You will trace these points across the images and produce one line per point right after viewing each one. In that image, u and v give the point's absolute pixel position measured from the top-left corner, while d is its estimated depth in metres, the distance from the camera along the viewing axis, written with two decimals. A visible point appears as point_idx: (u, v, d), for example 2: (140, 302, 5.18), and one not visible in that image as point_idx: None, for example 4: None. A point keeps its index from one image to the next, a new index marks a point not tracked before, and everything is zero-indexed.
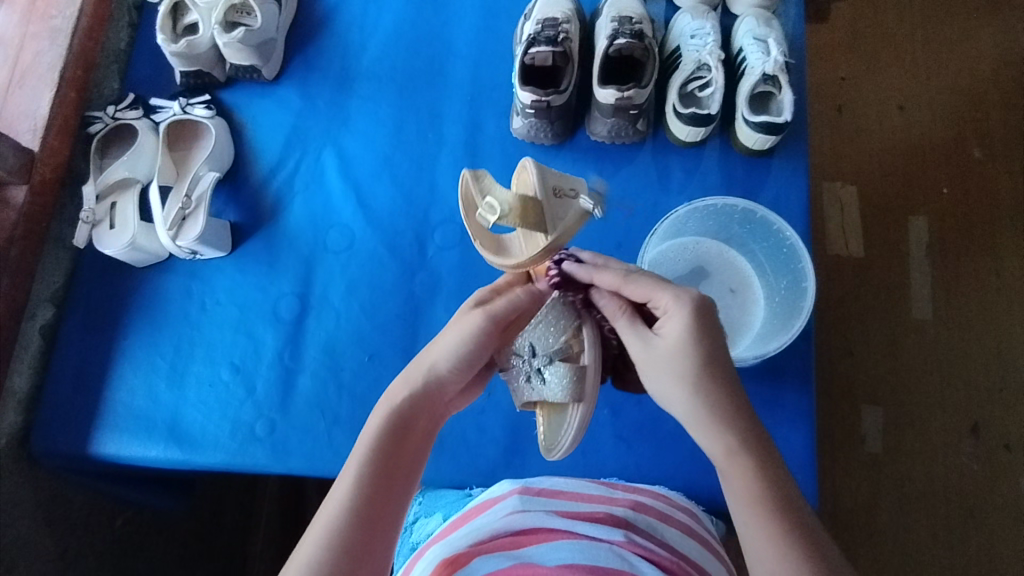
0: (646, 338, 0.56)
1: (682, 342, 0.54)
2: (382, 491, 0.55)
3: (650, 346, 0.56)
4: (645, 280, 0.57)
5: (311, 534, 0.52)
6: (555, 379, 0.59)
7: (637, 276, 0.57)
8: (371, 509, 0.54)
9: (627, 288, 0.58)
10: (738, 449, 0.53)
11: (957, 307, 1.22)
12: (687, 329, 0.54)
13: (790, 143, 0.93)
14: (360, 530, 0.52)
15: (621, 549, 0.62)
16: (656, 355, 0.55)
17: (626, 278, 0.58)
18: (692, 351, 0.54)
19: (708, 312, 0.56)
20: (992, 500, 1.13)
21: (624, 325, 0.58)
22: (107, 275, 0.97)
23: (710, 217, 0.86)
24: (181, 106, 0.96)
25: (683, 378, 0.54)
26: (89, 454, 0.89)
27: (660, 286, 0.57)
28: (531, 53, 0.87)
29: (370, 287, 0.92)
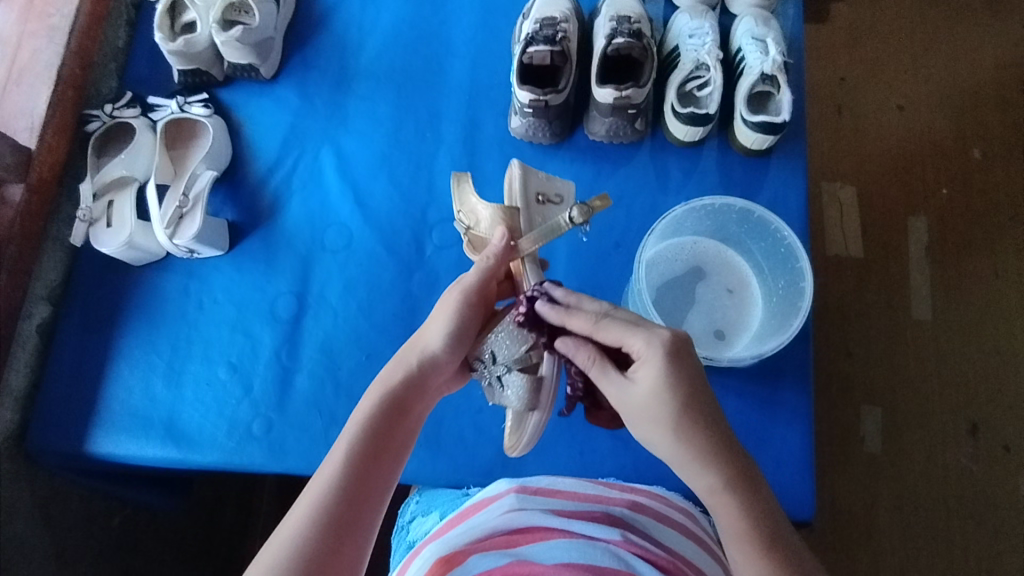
0: (619, 385, 0.56)
1: (654, 392, 0.54)
2: (364, 476, 0.54)
3: (625, 392, 0.56)
4: (616, 325, 0.56)
5: (296, 508, 0.52)
6: (517, 390, 0.62)
7: (608, 321, 0.56)
8: (358, 487, 0.54)
9: (600, 333, 0.57)
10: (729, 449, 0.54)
11: (956, 308, 1.22)
12: (662, 376, 0.54)
13: (788, 143, 0.93)
14: (348, 501, 0.53)
15: (617, 547, 0.62)
16: (630, 401, 0.55)
17: (597, 324, 0.57)
18: (667, 396, 0.54)
19: (683, 350, 0.55)
20: (990, 502, 1.13)
21: (597, 373, 0.57)
22: (104, 273, 0.96)
23: (708, 216, 0.85)
24: (179, 105, 0.96)
25: (662, 421, 0.54)
26: (85, 453, 0.89)
27: (633, 331, 0.55)
28: (530, 52, 0.86)
29: (368, 287, 0.92)
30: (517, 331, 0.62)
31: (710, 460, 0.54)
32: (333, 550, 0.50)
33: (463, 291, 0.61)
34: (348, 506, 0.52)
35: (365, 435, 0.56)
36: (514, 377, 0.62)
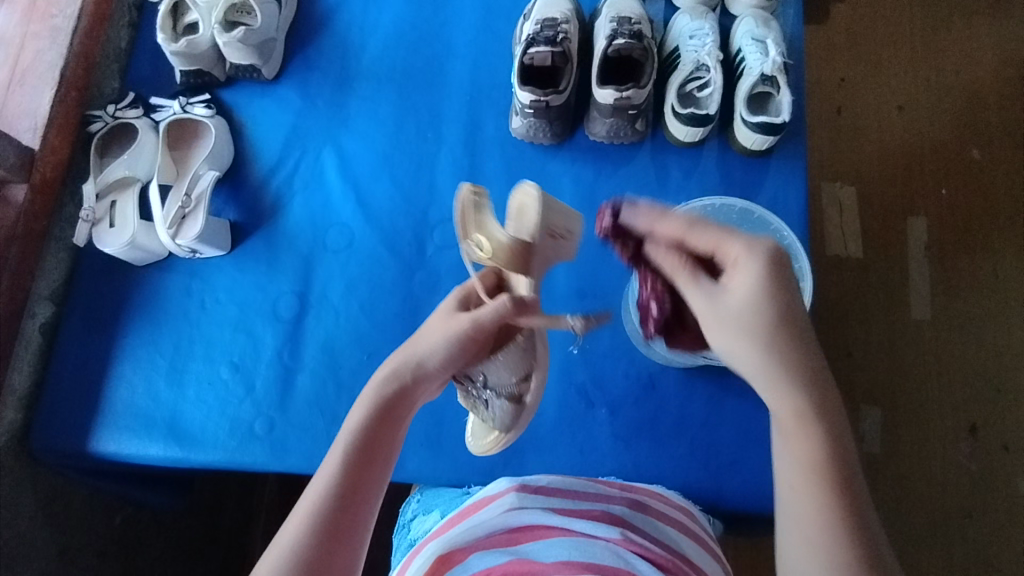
0: (705, 292, 0.54)
1: (745, 300, 0.53)
2: (355, 480, 0.54)
3: (716, 301, 0.54)
4: (708, 232, 0.55)
5: (288, 523, 0.52)
6: (503, 415, 0.67)
7: (702, 226, 0.55)
8: (348, 497, 0.53)
9: (685, 240, 0.55)
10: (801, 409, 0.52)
11: (955, 307, 1.22)
12: (759, 280, 0.53)
13: (788, 143, 0.93)
14: (337, 514, 0.52)
15: (617, 546, 0.62)
16: (722, 312, 0.53)
17: (688, 228, 0.55)
18: (763, 308, 0.53)
19: (781, 267, 0.54)
20: (989, 500, 1.14)
21: (685, 280, 0.55)
22: (107, 273, 0.97)
23: (707, 217, 0.87)
24: (181, 106, 0.97)
25: (755, 337, 0.53)
26: (88, 452, 0.90)
27: (729, 236, 0.54)
28: (531, 53, 0.87)
29: (369, 286, 0.93)
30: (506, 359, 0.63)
31: (801, 414, 0.52)
32: (326, 557, 0.51)
33: (475, 317, 0.57)
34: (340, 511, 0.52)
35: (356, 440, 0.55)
36: (502, 405, 0.66)
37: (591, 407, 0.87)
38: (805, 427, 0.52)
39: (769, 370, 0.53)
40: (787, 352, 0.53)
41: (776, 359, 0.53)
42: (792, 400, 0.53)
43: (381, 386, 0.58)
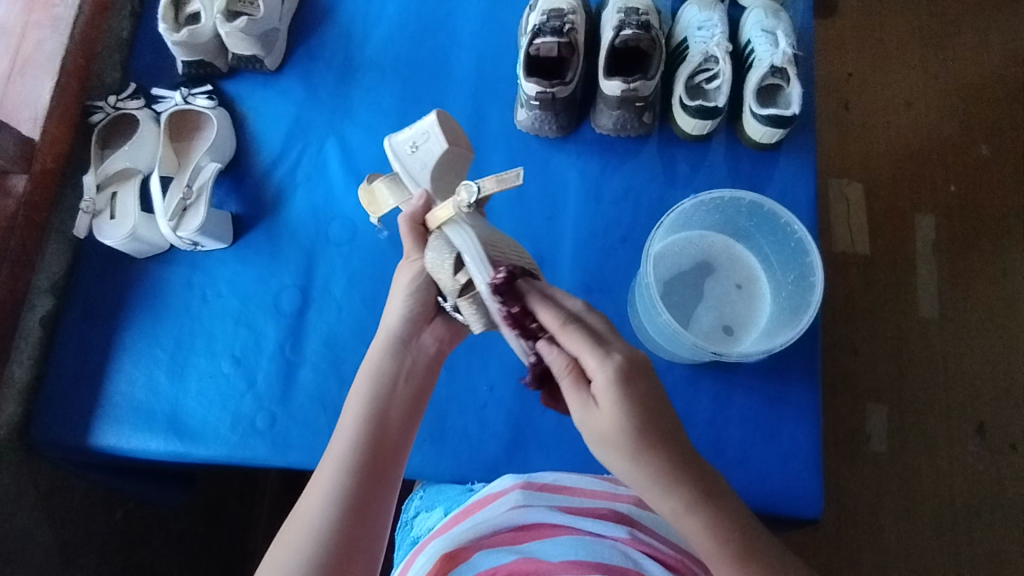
0: (584, 401, 0.52)
1: (611, 419, 0.50)
2: (378, 445, 0.59)
3: (588, 416, 0.52)
4: (577, 336, 0.52)
5: (320, 480, 0.56)
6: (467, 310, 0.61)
7: (572, 327, 0.53)
8: (372, 454, 0.58)
9: (561, 337, 0.53)
10: (687, 512, 0.51)
11: (964, 306, 1.21)
12: (618, 406, 0.50)
13: (797, 137, 0.92)
14: (367, 466, 0.57)
15: (625, 546, 0.62)
16: (588, 426, 0.52)
17: (563, 326, 0.53)
18: (626, 422, 0.50)
19: (639, 371, 0.51)
20: (996, 501, 1.12)
21: (568, 384, 0.53)
22: (108, 265, 0.96)
23: (716, 210, 0.83)
24: (182, 97, 0.95)
25: (619, 447, 0.50)
26: (89, 446, 0.89)
27: (590, 346, 0.52)
28: (537, 44, 0.85)
29: (373, 280, 0.92)
30: (440, 246, 0.61)
31: (689, 507, 0.51)
32: (362, 504, 0.55)
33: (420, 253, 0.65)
34: (354, 512, 0.55)
35: (362, 440, 0.58)
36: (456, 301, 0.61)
37: None
38: (691, 517, 0.51)
39: (655, 491, 0.51)
40: (650, 462, 0.50)
41: (641, 466, 0.50)
42: (671, 504, 0.51)
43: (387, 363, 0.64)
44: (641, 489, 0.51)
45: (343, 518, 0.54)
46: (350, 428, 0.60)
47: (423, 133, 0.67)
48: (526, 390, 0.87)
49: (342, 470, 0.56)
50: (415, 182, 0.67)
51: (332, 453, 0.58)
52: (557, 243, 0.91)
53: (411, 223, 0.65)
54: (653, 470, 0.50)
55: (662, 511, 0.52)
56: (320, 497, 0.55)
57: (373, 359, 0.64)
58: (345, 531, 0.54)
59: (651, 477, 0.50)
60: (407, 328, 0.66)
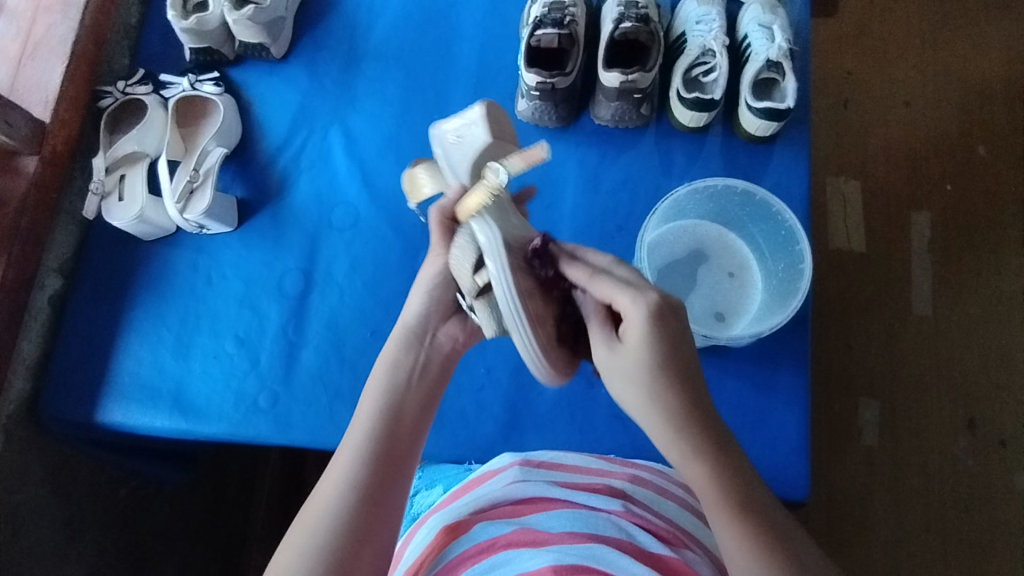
0: (609, 339, 0.57)
1: (636, 353, 0.54)
2: (392, 437, 0.60)
3: (612, 355, 0.56)
4: (606, 282, 0.56)
5: (337, 467, 0.58)
6: (482, 313, 0.63)
7: (600, 277, 0.57)
8: (387, 448, 0.59)
9: (591, 286, 0.58)
10: (694, 456, 0.52)
11: (957, 303, 1.23)
12: (645, 341, 0.54)
13: (792, 129, 0.94)
14: (382, 459, 0.58)
15: (619, 518, 0.64)
16: (614, 362, 0.56)
17: (592, 278, 0.58)
18: (651, 357, 0.53)
19: (670, 313, 0.55)
20: (985, 494, 1.15)
21: (596, 330, 0.58)
22: (115, 246, 0.98)
23: (709, 199, 0.85)
24: (190, 83, 0.98)
25: (639, 381, 0.54)
26: (95, 423, 0.91)
27: (621, 290, 0.56)
28: (538, 35, 0.87)
29: (375, 264, 0.94)
30: (465, 247, 0.62)
31: (697, 452, 0.52)
32: (378, 493, 0.57)
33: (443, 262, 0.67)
34: (368, 507, 0.56)
35: (376, 432, 0.59)
36: (474, 304, 0.63)
37: (591, 387, 0.88)
38: (694, 464, 0.52)
39: (667, 432, 0.53)
40: (668, 397, 0.53)
41: (658, 405, 0.53)
42: (677, 446, 0.53)
43: (404, 355, 0.65)
44: (652, 427, 0.54)
45: (359, 507, 0.55)
46: (367, 415, 0.61)
47: (470, 124, 0.75)
48: (522, 374, 0.89)
49: (353, 468, 0.57)
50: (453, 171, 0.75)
51: (346, 446, 0.59)
52: (556, 229, 0.93)
53: (441, 220, 0.66)
54: (665, 407, 0.53)
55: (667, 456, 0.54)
56: (334, 487, 0.56)
57: (390, 349, 0.65)
58: (358, 523, 0.55)
59: (664, 416, 0.53)
60: (424, 322, 0.66)
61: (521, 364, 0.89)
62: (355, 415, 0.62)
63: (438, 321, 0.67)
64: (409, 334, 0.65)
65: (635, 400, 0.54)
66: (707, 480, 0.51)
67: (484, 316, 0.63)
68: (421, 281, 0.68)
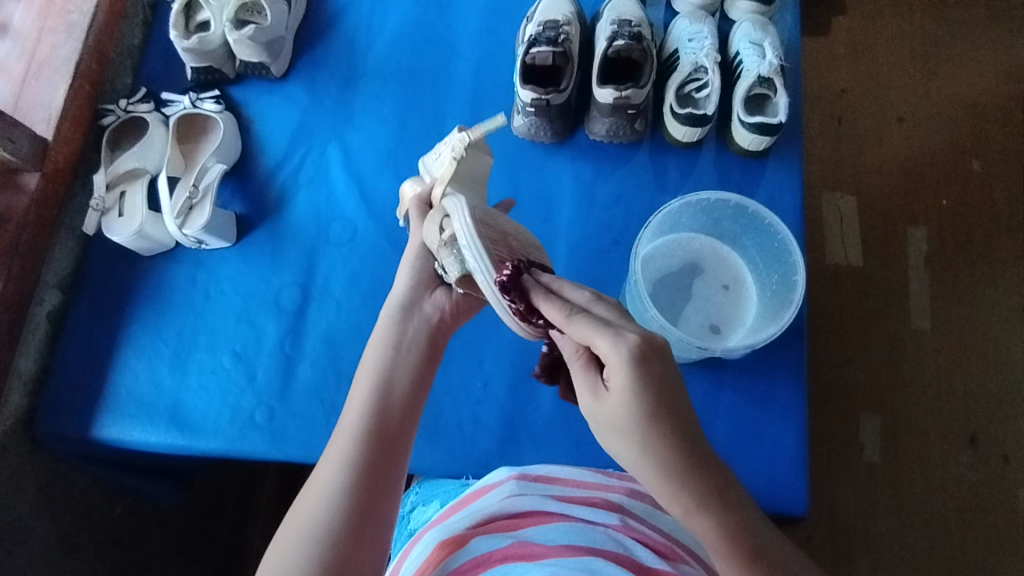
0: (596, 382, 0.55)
1: (621, 406, 0.52)
2: (387, 414, 0.61)
3: (598, 404, 0.54)
4: (585, 324, 0.53)
5: (335, 450, 0.58)
6: (452, 269, 0.67)
7: (577, 319, 0.54)
8: (385, 427, 0.60)
9: (569, 329, 0.54)
10: (696, 508, 0.51)
11: (955, 318, 1.23)
12: (627, 391, 0.51)
13: (785, 144, 0.95)
14: (379, 437, 0.59)
15: (616, 532, 0.63)
16: (600, 409, 0.54)
17: (569, 319, 0.54)
18: (635, 407, 0.51)
19: (652, 354, 0.52)
20: (987, 512, 1.14)
21: (580, 372, 0.56)
22: (115, 262, 0.99)
23: (703, 212, 0.86)
24: (191, 101, 1.00)
25: (628, 436, 0.52)
26: (91, 437, 0.91)
27: (600, 333, 0.52)
28: (532, 53, 0.89)
29: (372, 279, 0.94)
30: (435, 218, 0.70)
31: (700, 503, 0.51)
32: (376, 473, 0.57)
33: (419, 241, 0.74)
34: (366, 492, 0.56)
35: (369, 414, 0.60)
36: (445, 263, 0.68)
37: None
38: (697, 516, 0.51)
39: (659, 480, 0.52)
40: (658, 447, 0.51)
41: (649, 457, 0.52)
42: (679, 499, 0.52)
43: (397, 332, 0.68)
44: (645, 474, 0.53)
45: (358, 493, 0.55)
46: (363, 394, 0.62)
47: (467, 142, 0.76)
48: (519, 387, 0.89)
49: (350, 446, 0.58)
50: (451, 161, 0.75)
51: (344, 425, 0.60)
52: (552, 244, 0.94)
53: (418, 202, 0.74)
54: (661, 463, 0.51)
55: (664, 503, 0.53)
56: (333, 473, 0.56)
57: (383, 325, 0.69)
58: (357, 504, 0.55)
59: (659, 469, 0.51)
60: (410, 297, 0.71)
61: (517, 378, 0.90)
62: (351, 395, 0.63)
63: (423, 292, 0.71)
64: (397, 310, 0.70)
65: (630, 454, 0.53)
66: (712, 533, 0.51)
67: (452, 269, 0.66)
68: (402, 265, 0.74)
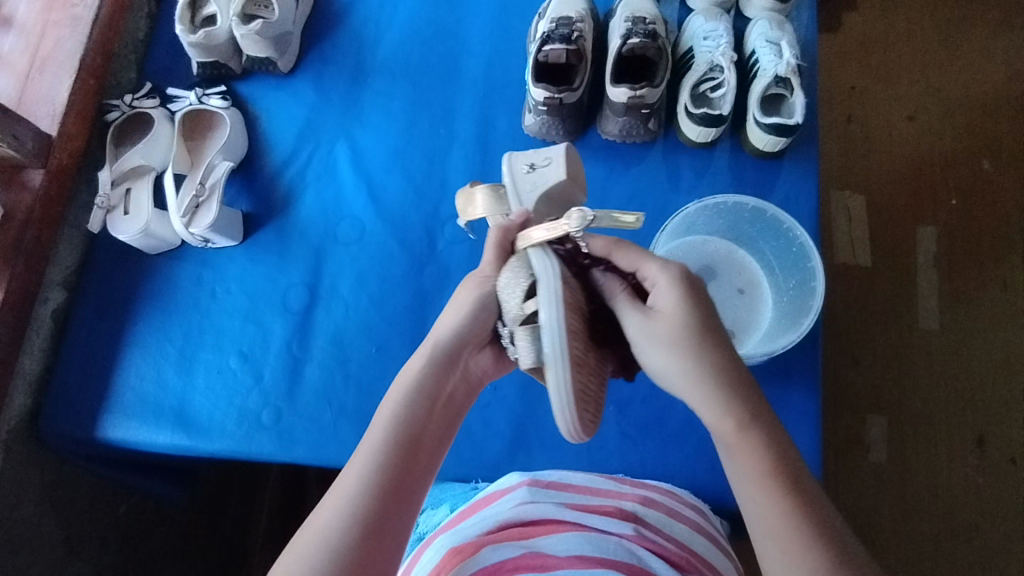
0: (641, 308, 0.56)
1: (675, 313, 0.54)
2: (417, 436, 0.56)
3: (648, 321, 0.55)
4: (634, 250, 0.58)
5: (360, 462, 0.54)
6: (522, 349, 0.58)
7: (626, 245, 0.59)
8: (414, 445, 0.55)
9: (616, 258, 0.59)
10: (749, 423, 0.50)
11: (965, 319, 1.22)
12: (680, 296, 0.55)
13: (800, 144, 0.93)
14: (407, 456, 0.54)
15: (630, 542, 0.62)
16: (652, 330, 0.54)
17: (615, 246, 0.59)
18: (687, 314, 0.54)
19: (697, 281, 0.56)
20: (994, 514, 1.13)
21: (624, 306, 0.57)
22: (121, 260, 0.98)
23: (720, 215, 0.85)
24: (197, 97, 0.97)
25: (682, 346, 0.53)
26: (96, 438, 0.90)
27: (648, 257, 0.58)
28: (545, 51, 0.87)
29: (380, 279, 0.93)
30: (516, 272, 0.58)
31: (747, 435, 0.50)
32: (401, 493, 0.53)
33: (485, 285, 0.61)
34: (389, 507, 0.52)
35: (399, 434, 0.55)
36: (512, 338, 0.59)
37: None
38: (748, 437, 0.50)
39: (716, 396, 0.51)
40: (709, 356, 0.53)
41: (703, 362, 0.52)
42: (728, 419, 0.51)
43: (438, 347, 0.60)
44: (702, 398, 0.52)
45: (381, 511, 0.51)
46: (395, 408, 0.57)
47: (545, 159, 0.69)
48: (529, 390, 0.88)
49: (379, 465, 0.53)
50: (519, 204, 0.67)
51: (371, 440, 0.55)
52: None
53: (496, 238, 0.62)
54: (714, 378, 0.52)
55: (721, 434, 0.51)
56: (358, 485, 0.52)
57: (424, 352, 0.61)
58: (379, 530, 0.50)
59: (712, 378, 0.52)
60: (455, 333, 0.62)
61: (528, 381, 0.88)
62: (380, 406, 0.57)
63: None
64: (443, 342, 0.61)
65: (685, 369, 0.52)
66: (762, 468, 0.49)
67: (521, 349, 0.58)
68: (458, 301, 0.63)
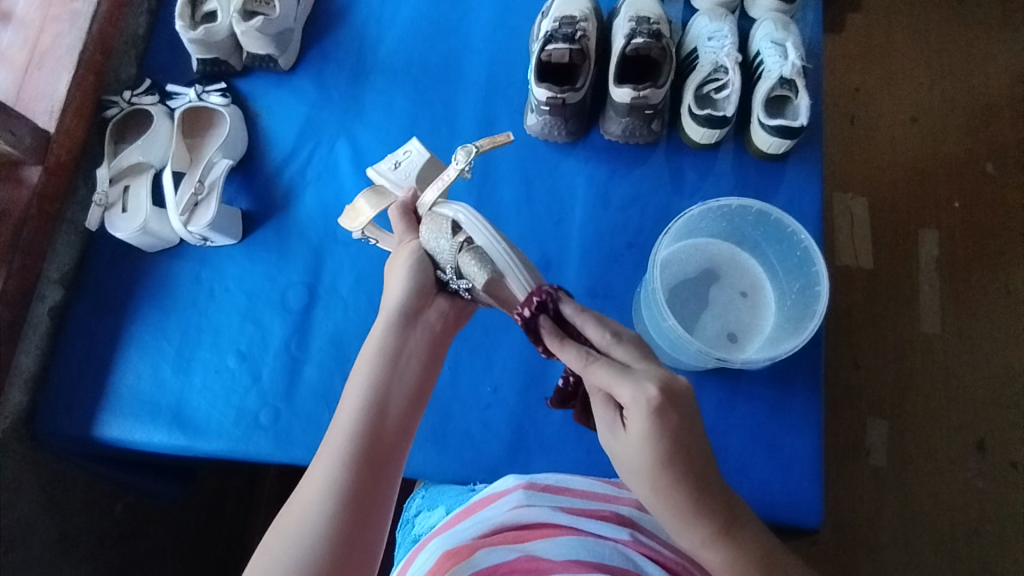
0: (614, 416, 0.53)
1: (637, 459, 0.50)
2: (382, 416, 0.58)
3: (616, 441, 0.52)
4: (601, 372, 0.51)
5: (329, 445, 0.56)
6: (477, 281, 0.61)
7: (596, 365, 0.52)
8: (378, 424, 0.58)
9: (588, 374, 0.52)
10: (711, 539, 0.52)
11: (967, 323, 1.21)
12: (646, 439, 0.49)
13: (804, 147, 0.93)
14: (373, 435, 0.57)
15: (625, 548, 0.62)
16: (616, 447, 0.53)
17: (586, 366, 0.52)
18: (652, 455, 0.49)
19: (672, 408, 0.49)
20: (994, 519, 1.12)
21: (598, 406, 0.54)
22: (118, 257, 0.97)
23: (724, 218, 0.84)
24: (197, 93, 0.97)
25: (643, 480, 0.51)
26: (93, 437, 0.89)
27: (619, 381, 0.50)
28: (548, 50, 0.86)
29: (379, 279, 0.92)
30: (438, 228, 0.63)
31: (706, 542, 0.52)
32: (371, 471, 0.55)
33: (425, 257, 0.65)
34: (362, 487, 0.54)
35: (365, 414, 0.58)
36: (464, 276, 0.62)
37: None
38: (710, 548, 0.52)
39: (677, 523, 0.52)
40: (674, 496, 0.50)
41: (664, 498, 0.51)
42: (691, 531, 0.52)
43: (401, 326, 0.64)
44: (665, 517, 0.52)
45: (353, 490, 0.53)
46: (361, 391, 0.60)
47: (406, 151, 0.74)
48: (528, 392, 0.87)
49: (346, 446, 0.55)
50: (399, 190, 0.73)
51: (339, 425, 0.58)
52: (564, 247, 0.92)
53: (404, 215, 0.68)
54: (674, 503, 0.50)
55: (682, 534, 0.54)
56: (327, 468, 0.54)
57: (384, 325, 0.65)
58: (352, 510, 0.53)
59: (674, 510, 0.51)
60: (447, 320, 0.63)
61: (528, 383, 0.88)
62: (346, 393, 0.60)
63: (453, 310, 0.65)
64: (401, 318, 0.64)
65: (650, 496, 0.52)
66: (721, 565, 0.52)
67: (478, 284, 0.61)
68: (397, 265, 0.67)
